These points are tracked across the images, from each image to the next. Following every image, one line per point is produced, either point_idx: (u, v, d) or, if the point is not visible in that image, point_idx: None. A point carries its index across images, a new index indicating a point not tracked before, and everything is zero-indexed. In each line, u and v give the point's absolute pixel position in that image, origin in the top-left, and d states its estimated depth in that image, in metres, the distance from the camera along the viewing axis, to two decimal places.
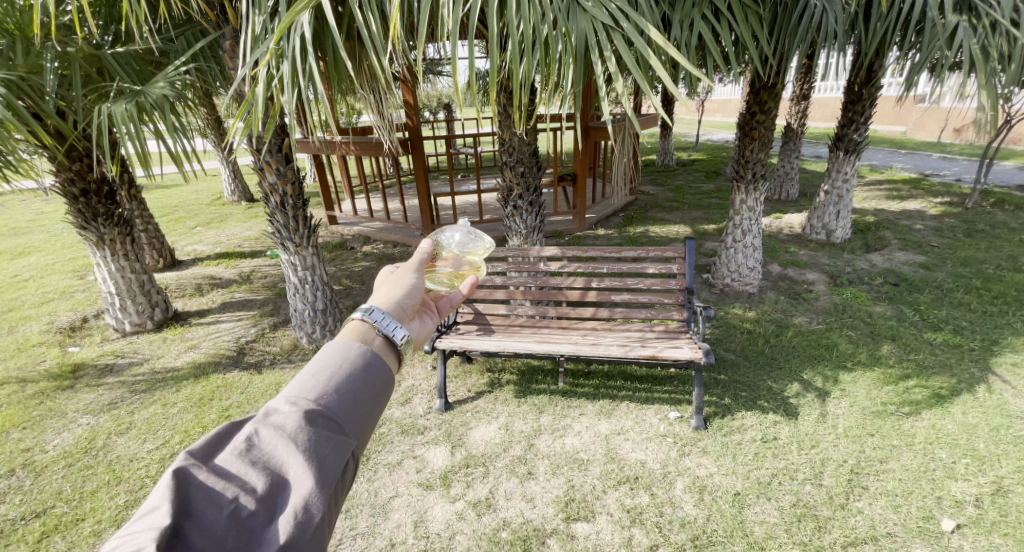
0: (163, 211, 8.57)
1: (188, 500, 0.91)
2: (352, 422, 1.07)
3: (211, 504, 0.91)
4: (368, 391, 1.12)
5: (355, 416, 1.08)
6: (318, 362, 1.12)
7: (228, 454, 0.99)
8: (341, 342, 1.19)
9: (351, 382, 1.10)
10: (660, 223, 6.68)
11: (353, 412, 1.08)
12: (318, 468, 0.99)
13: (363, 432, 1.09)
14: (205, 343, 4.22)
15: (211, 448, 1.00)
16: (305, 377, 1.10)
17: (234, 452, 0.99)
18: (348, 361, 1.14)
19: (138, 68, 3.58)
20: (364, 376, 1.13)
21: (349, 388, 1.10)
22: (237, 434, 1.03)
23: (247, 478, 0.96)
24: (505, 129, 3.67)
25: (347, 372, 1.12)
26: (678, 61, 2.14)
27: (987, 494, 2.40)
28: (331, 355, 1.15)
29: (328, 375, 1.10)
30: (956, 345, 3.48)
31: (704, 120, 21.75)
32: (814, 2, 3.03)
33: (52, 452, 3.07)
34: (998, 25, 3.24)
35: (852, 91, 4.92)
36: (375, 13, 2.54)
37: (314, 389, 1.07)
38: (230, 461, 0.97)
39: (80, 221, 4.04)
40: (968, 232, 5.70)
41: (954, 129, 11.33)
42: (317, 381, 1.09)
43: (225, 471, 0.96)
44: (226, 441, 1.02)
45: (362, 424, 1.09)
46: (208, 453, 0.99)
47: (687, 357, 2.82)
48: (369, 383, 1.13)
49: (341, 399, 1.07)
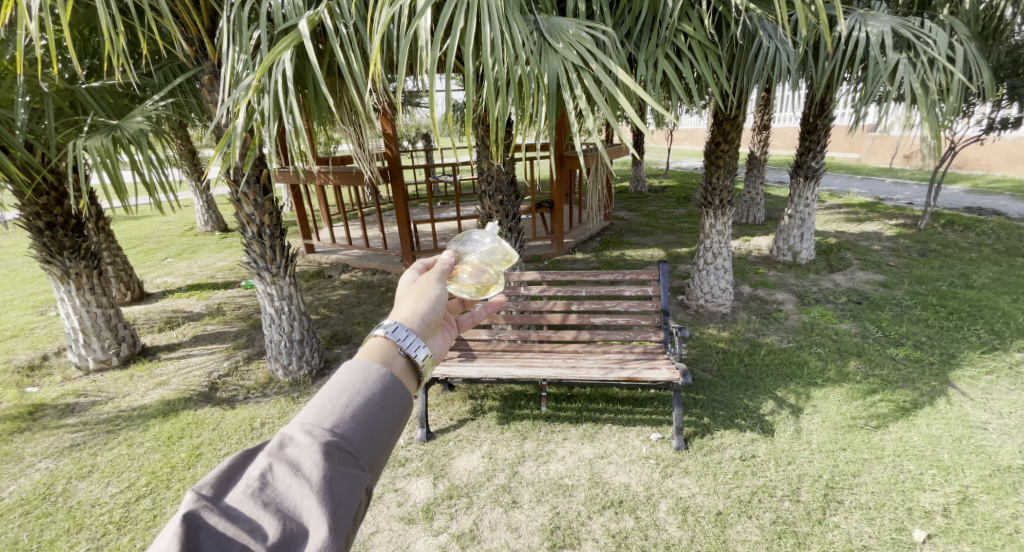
0: (131, 243, 8.37)
1: (204, 540, 0.93)
2: (368, 453, 1.07)
3: (227, 546, 0.93)
4: (386, 417, 1.11)
5: (370, 446, 1.08)
6: (336, 386, 1.11)
7: (241, 493, 0.99)
8: (360, 361, 1.19)
9: (368, 409, 1.10)
10: (635, 247, 6.85)
11: (369, 442, 1.08)
12: (332, 507, 0.99)
13: (378, 463, 1.09)
14: (175, 379, 4.09)
15: (226, 482, 1.01)
16: (321, 402, 1.09)
17: (249, 487, 1.00)
18: (366, 384, 1.13)
19: (113, 101, 3.59)
20: (382, 402, 1.12)
21: (365, 417, 1.09)
22: (251, 468, 1.03)
23: (263, 516, 0.97)
24: (484, 159, 3.79)
25: (364, 398, 1.10)
26: (645, 98, 2.25)
27: (954, 504, 2.50)
28: (348, 376, 1.14)
29: (345, 400, 1.10)
30: (917, 359, 3.65)
31: (673, 148, 22.58)
32: (767, 43, 3.26)
33: (8, 499, 2.91)
34: (936, 62, 3.50)
35: (808, 122, 5.25)
36: (355, 52, 2.62)
37: (329, 418, 1.06)
38: (245, 497, 0.98)
39: (44, 255, 3.93)
40: (922, 251, 6.02)
41: (904, 155, 12.03)
42: (334, 407, 1.08)
43: (237, 512, 0.97)
44: (241, 473, 1.03)
45: (378, 455, 1.08)
46: (223, 486, 1.01)
47: (665, 378, 2.88)
48: (386, 409, 1.12)
49: (358, 429, 1.07)
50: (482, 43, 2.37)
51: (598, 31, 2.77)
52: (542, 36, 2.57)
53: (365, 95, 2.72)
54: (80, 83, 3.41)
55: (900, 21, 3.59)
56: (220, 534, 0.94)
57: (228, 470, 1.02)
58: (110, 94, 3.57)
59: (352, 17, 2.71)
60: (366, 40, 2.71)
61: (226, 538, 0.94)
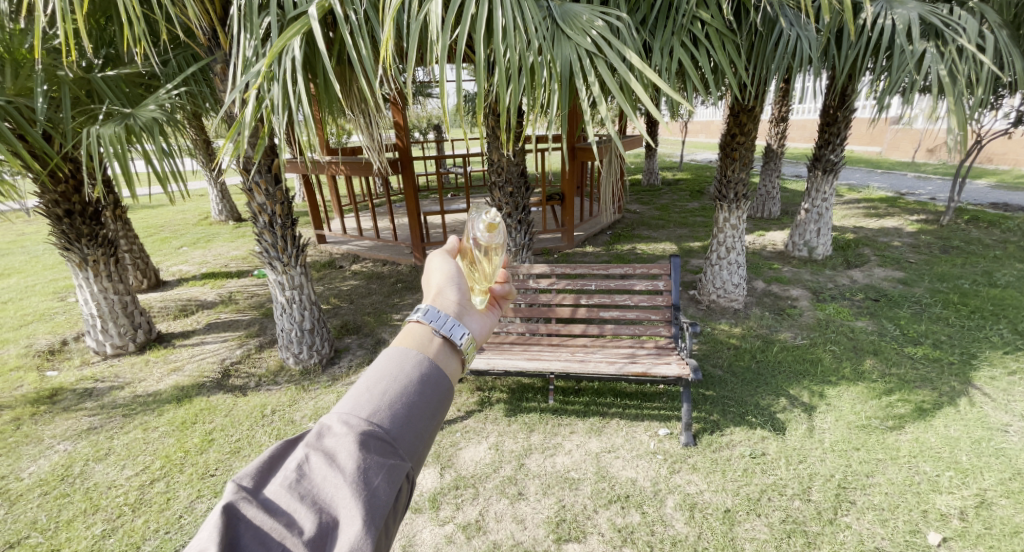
0: (149, 231, 8.51)
1: (243, 534, 0.92)
2: (407, 443, 1.04)
3: (265, 539, 0.92)
4: (425, 406, 1.08)
5: (410, 435, 1.05)
6: (374, 373, 1.09)
7: (279, 485, 0.98)
8: (397, 349, 1.16)
9: (407, 399, 1.06)
10: (647, 240, 6.78)
11: (408, 431, 1.05)
12: (369, 499, 0.97)
13: (418, 451, 1.06)
14: (190, 365, 4.16)
15: (265, 473, 1.00)
16: (358, 390, 1.07)
17: (287, 479, 0.98)
18: (405, 371, 1.10)
19: (128, 90, 3.61)
20: (421, 389, 1.09)
21: (404, 406, 1.06)
22: (289, 460, 1.02)
23: (300, 510, 0.95)
24: (494, 150, 3.76)
25: (402, 386, 1.08)
26: (660, 84, 2.18)
27: (971, 507, 2.44)
28: (386, 363, 1.11)
29: (382, 388, 1.07)
30: (936, 358, 3.56)
31: (687, 141, 22.32)
32: (788, 30, 3.17)
33: (28, 480, 2.97)
34: (965, 51, 3.37)
35: (828, 114, 5.11)
36: (365, 39, 2.60)
37: (367, 408, 1.04)
38: (282, 490, 0.96)
39: (63, 242, 3.98)
40: (944, 248, 5.86)
41: (928, 149, 11.72)
42: (372, 395, 1.06)
43: (275, 505, 0.95)
44: (280, 464, 1.02)
45: (418, 443, 1.06)
46: (262, 477, 0.99)
47: (675, 374, 2.85)
48: (425, 397, 1.09)
49: (397, 418, 1.04)
50: (494, 29, 2.32)
51: (611, 17, 2.71)
52: (555, 22, 2.51)
53: (374, 84, 2.69)
54: (97, 73, 3.43)
55: (928, 8, 3.45)
56: (258, 527, 0.93)
57: (267, 461, 1.01)
58: (126, 83, 3.58)
59: (363, 3, 2.68)
60: (376, 27, 2.68)
61: (265, 531, 0.93)
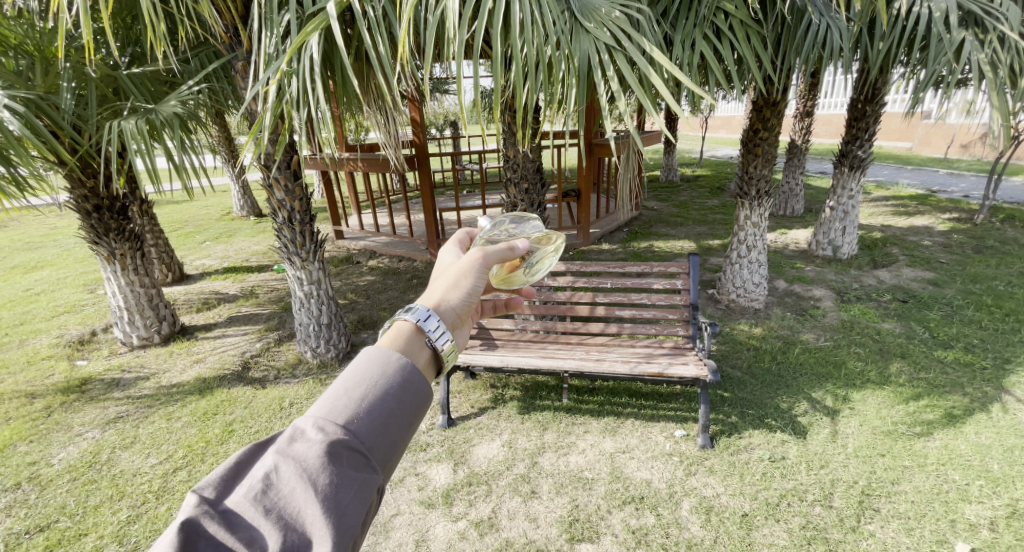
0: (174, 226, 8.72)
1: (204, 548, 0.89)
2: (380, 455, 1.03)
3: None
4: (401, 414, 1.07)
5: (383, 446, 1.04)
6: (351, 378, 1.07)
7: (245, 497, 0.95)
8: (379, 351, 1.14)
9: (382, 407, 1.05)
10: (665, 238, 6.69)
11: (382, 441, 1.04)
12: (337, 514, 0.95)
13: (390, 463, 1.05)
14: (211, 357, 4.24)
15: (229, 482, 0.98)
16: (334, 395, 1.05)
17: (252, 491, 0.96)
18: (384, 376, 1.08)
19: (153, 87, 3.68)
20: (399, 396, 1.08)
21: (379, 415, 1.04)
22: (256, 470, 0.99)
23: (264, 525, 0.93)
24: (510, 146, 3.73)
25: (380, 393, 1.06)
26: (682, 79, 2.08)
27: (1002, 518, 2.35)
28: (365, 366, 1.10)
29: (359, 394, 1.05)
30: (967, 363, 3.43)
31: (707, 136, 22.03)
32: (817, 20, 3.08)
33: (58, 466, 3.06)
34: (1006, 39, 3.22)
35: (856, 108, 4.92)
36: (383, 35, 2.56)
37: (342, 416, 1.02)
38: (247, 502, 0.94)
39: (92, 236, 4.08)
40: (978, 248, 5.65)
41: (961, 144, 11.36)
42: (348, 401, 1.04)
43: (239, 518, 0.93)
44: (247, 472, 1.00)
45: (390, 454, 1.05)
46: (228, 485, 0.97)
47: (692, 375, 2.79)
48: (402, 405, 1.08)
49: (370, 427, 1.03)
50: (512, 24, 2.26)
51: (632, 9, 2.66)
52: (574, 16, 2.44)
53: (393, 81, 2.66)
54: (123, 70, 3.51)
55: None
56: (221, 541, 0.91)
57: (233, 470, 0.99)
58: (150, 80, 3.65)
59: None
60: (394, 23, 2.65)
61: (227, 547, 0.90)
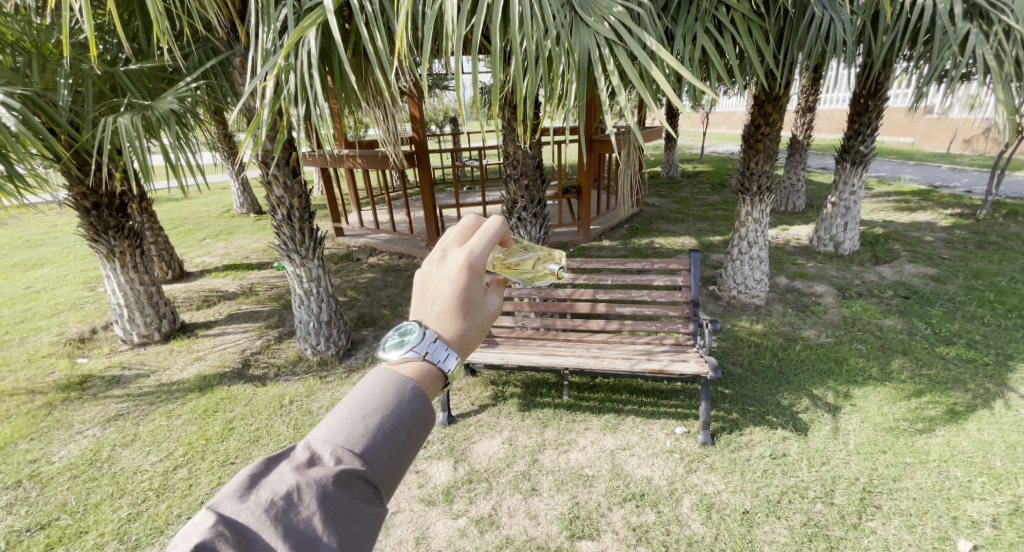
0: (174, 223, 8.70)
1: None
2: (391, 486, 1.01)
3: None
4: (414, 444, 1.04)
5: (395, 476, 1.02)
6: (368, 402, 1.03)
7: (254, 521, 0.93)
8: (396, 374, 1.09)
9: (396, 437, 1.02)
10: (666, 234, 6.67)
11: (394, 471, 1.02)
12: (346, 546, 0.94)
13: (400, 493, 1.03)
14: (211, 355, 4.23)
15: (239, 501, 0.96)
16: (349, 418, 1.02)
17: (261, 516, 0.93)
18: (399, 401, 1.04)
19: (151, 84, 3.66)
20: (412, 426, 1.04)
21: (393, 445, 1.01)
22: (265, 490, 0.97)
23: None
24: (510, 142, 3.70)
25: (395, 422, 1.02)
26: (682, 73, 2.06)
27: (1005, 515, 2.33)
28: (381, 388, 1.06)
29: (373, 421, 1.02)
30: (970, 359, 3.41)
31: (708, 133, 21.97)
32: (821, 12, 3.04)
33: (58, 463, 3.06)
34: (1010, 32, 3.18)
35: (858, 103, 4.88)
36: (381, 30, 2.53)
37: (356, 442, 0.99)
38: (256, 527, 0.92)
39: (91, 234, 4.07)
40: (980, 243, 5.63)
41: (964, 139, 11.34)
42: (363, 427, 1.01)
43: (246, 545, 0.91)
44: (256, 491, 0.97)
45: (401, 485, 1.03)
46: (237, 500, 0.95)
47: (693, 372, 2.78)
48: (416, 434, 1.04)
49: (384, 458, 1.00)
50: (510, 18, 2.23)
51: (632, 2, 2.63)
52: (574, 9, 2.41)
53: (392, 76, 2.63)
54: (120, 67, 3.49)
55: None
56: None
57: (244, 487, 0.97)
58: (148, 77, 3.63)
59: None
60: (392, 17, 2.62)
61: None
